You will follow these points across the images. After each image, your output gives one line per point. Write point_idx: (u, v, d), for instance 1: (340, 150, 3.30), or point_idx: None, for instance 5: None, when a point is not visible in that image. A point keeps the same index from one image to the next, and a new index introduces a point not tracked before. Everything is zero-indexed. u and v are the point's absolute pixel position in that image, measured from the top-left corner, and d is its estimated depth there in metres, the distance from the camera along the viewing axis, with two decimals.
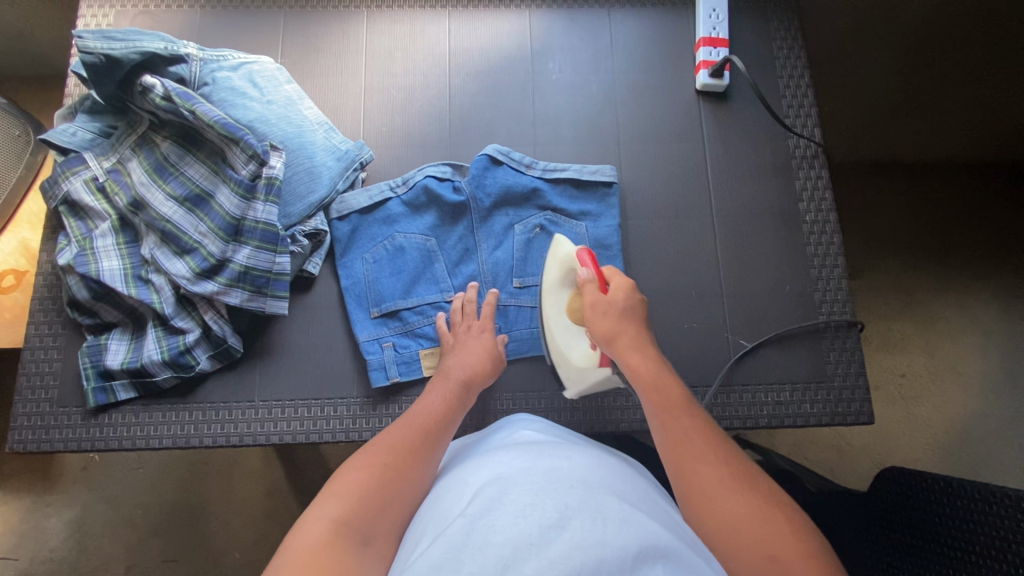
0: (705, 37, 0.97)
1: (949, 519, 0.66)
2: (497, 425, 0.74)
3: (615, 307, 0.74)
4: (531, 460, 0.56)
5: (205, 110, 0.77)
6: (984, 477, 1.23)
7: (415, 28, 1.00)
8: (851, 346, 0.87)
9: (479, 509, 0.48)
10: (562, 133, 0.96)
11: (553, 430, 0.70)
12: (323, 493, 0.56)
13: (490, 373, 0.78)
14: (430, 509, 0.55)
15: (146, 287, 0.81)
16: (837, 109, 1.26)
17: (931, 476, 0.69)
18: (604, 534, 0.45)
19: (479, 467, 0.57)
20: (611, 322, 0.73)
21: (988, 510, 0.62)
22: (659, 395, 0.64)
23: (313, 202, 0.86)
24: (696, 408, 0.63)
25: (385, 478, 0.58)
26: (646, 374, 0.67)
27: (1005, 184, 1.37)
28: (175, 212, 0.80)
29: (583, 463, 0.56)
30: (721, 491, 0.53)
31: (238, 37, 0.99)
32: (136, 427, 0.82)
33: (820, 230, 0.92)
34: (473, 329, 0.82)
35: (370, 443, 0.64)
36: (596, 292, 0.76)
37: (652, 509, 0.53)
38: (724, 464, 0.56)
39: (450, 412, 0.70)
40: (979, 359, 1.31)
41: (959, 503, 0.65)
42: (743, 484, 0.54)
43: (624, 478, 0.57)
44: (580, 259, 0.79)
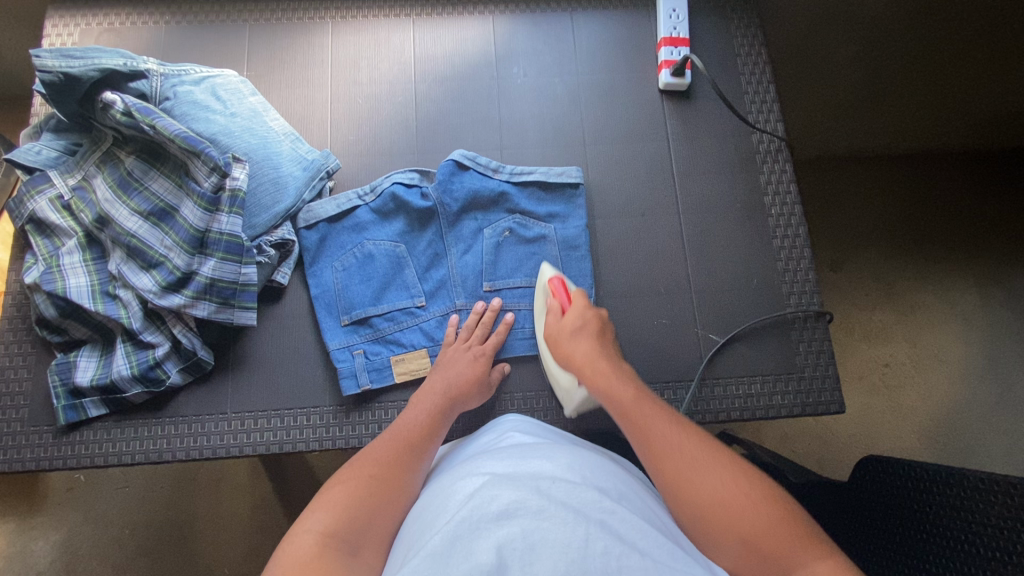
0: (666, 37, 0.98)
1: (938, 506, 0.66)
2: (481, 429, 0.74)
3: (570, 320, 0.75)
4: (511, 463, 0.56)
5: (165, 124, 0.78)
6: (969, 462, 1.24)
7: (380, 37, 1.01)
8: (819, 336, 0.88)
9: (465, 517, 0.47)
10: (529, 136, 0.97)
11: (538, 430, 0.70)
12: (309, 508, 0.56)
13: (475, 394, 0.79)
14: (416, 517, 0.55)
15: (113, 303, 0.81)
16: (808, 104, 1.27)
17: (916, 465, 0.70)
18: (586, 538, 0.45)
19: (460, 474, 0.57)
20: (575, 345, 0.72)
21: (981, 496, 0.62)
22: (618, 400, 0.64)
23: (279, 212, 0.87)
24: (658, 404, 0.64)
25: (370, 491, 0.58)
26: (606, 381, 0.67)
27: (976, 171, 1.39)
28: (140, 227, 0.80)
29: (564, 462, 0.56)
30: (701, 489, 0.54)
31: (203, 52, 0.99)
32: (107, 444, 0.82)
33: (785, 223, 0.93)
34: (472, 349, 0.83)
35: (356, 457, 0.63)
36: (558, 316, 0.77)
37: (634, 505, 0.53)
38: (694, 456, 0.56)
39: (435, 423, 0.71)
40: (960, 346, 1.32)
41: (949, 491, 0.65)
42: (717, 471, 0.55)
43: (608, 476, 0.57)
44: (552, 286, 0.80)
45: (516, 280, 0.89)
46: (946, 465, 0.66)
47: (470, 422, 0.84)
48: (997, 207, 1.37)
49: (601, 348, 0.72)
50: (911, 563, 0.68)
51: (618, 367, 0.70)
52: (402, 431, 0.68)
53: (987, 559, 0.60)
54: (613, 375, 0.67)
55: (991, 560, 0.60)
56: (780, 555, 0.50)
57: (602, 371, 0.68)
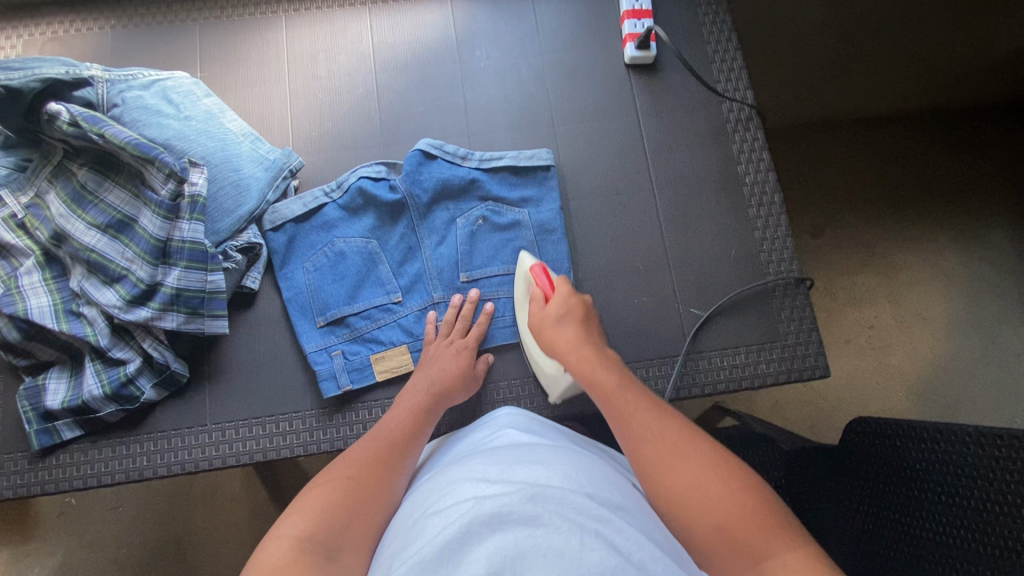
0: (628, 10, 0.96)
1: (929, 463, 0.66)
2: (474, 425, 0.73)
3: (553, 307, 0.71)
4: (507, 466, 0.54)
5: (114, 131, 0.74)
6: (958, 417, 1.26)
7: (336, 28, 0.98)
8: (801, 303, 0.88)
9: (457, 524, 0.46)
10: (496, 121, 0.95)
11: (534, 426, 0.68)
12: (285, 514, 0.54)
13: (460, 389, 0.78)
14: (405, 521, 0.53)
15: (79, 321, 0.78)
16: (779, 72, 1.25)
17: (902, 424, 0.70)
18: (580, 548, 0.44)
19: (454, 474, 0.56)
20: (559, 330, 0.69)
21: (968, 450, 0.63)
22: (601, 388, 0.62)
23: (242, 215, 0.84)
24: (644, 392, 0.62)
25: (349, 493, 0.57)
26: (590, 368, 0.64)
27: (949, 128, 1.39)
28: (98, 240, 0.77)
29: (561, 468, 0.55)
30: (678, 480, 0.53)
31: (153, 55, 0.96)
32: (85, 465, 0.80)
33: (760, 191, 0.92)
34: (455, 344, 0.82)
35: (338, 458, 0.62)
36: (541, 304, 0.74)
37: (632, 517, 0.51)
38: (675, 446, 0.55)
39: (419, 421, 0.70)
40: (943, 304, 1.33)
41: (936, 447, 0.66)
42: (697, 461, 0.54)
43: (605, 484, 0.55)
44: (535, 274, 0.78)
45: (493, 269, 0.88)
46: (932, 421, 0.66)
47: (457, 415, 0.83)
48: (970, 163, 1.38)
49: (587, 335, 0.68)
50: (910, 521, 0.68)
51: (604, 352, 0.67)
52: (386, 432, 0.67)
53: (981, 511, 0.61)
54: (599, 364, 0.64)
55: (986, 512, 0.61)
56: (755, 545, 0.49)
57: (588, 359, 0.65)
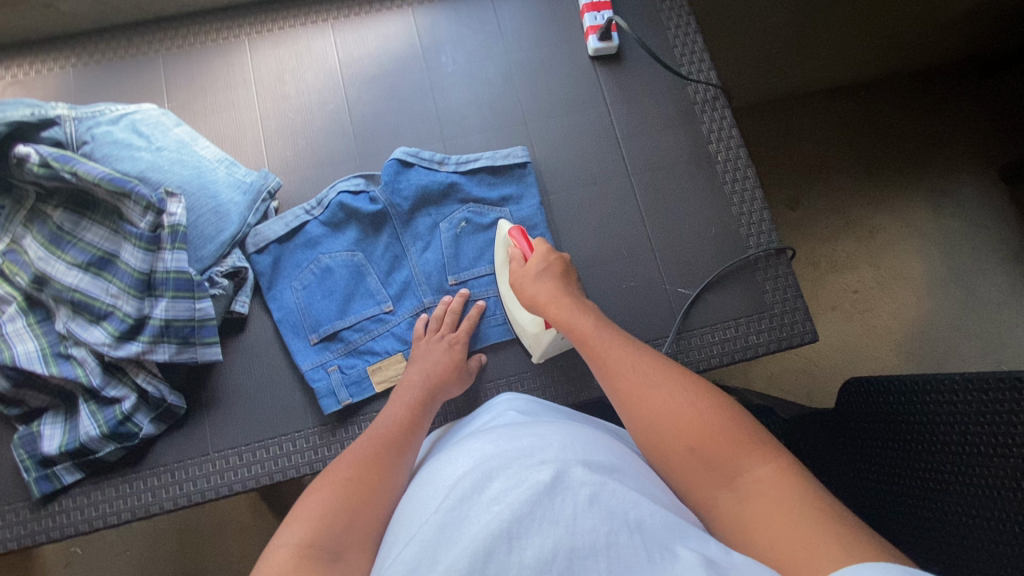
0: (587, 3, 0.98)
1: (924, 415, 0.69)
2: (474, 412, 0.74)
3: (533, 263, 0.76)
4: (501, 440, 0.55)
5: (87, 168, 0.74)
6: (946, 369, 1.29)
7: (301, 47, 0.98)
8: (783, 272, 0.90)
9: (452, 505, 0.47)
10: (469, 123, 0.96)
11: (533, 408, 0.69)
12: (285, 522, 0.54)
13: (455, 383, 0.79)
14: (406, 506, 0.55)
15: (68, 363, 0.77)
16: (739, 53, 1.28)
17: (891, 381, 0.73)
18: (574, 517, 0.46)
19: (452, 454, 0.56)
20: (535, 285, 0.74)
21: (953, 398, 0.66)
22: (578, 332, 0.66)
23: (224, 240, 0.84)
24: (618, 332, 0.65)
25: (351, 493, 0.57)
26: (567, 314, 0.69)
27: (908, 91, 1.43)
28: (81, 280, 0.76)
29: (557, 438, 0.54)
30: (651, 406, 0.56)
31: (118, 90, 0.95)
32: (90, 508, 0.79)
33: (733, 168, 0.94)
34: (446, 338, 0.82)
35: (335, 461, 0.62)
36: (522, 263, 0.78)
37: (629, 478, 0.52)
38: (646, 376, 0.58)
39: (416, 415, 0.70)
40: (921, 260, 1.36)
41: (927, 400, 0.68)
42: (667, 385, 0.57)
43: (603, 450, 0.55)
44: (513, 237, 0.81)
45: (480, 269, 0.89)
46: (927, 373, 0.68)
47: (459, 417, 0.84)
48: (932, 122, 1.42)
49: (563, 288, 0.73)
50: (913, 474, 0.70)
51: (581, 302, 0.71)
52: (382, 429, 0.67)
53: (975, 455, 0.64)
54: (574, 310, 0.69)
55: (977, 455, 0.63)
56: (724, 461, 0.51)
57: (564, 307, 0.70)
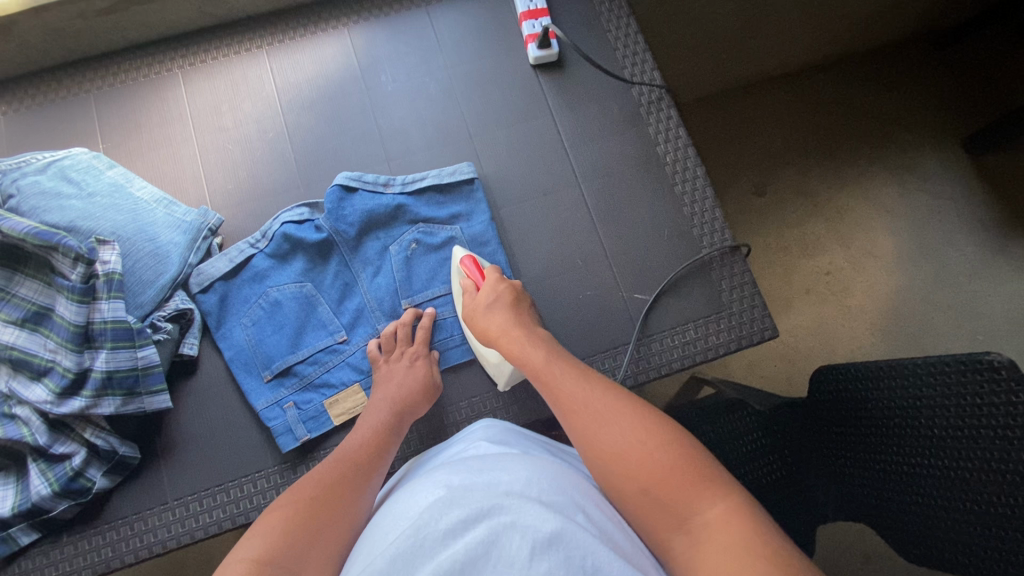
0: (524, 12, 0.96)
1: (893, 401, 0.68)
2: (451, 439, 0.73)
3: (483, 295, 0.76)
4: (472, 473, 0.55)
5: (11, 224, 0.72)
6: (922, 345, 1.30)
7: (237, 76, 0.96)
8: (739, 269, 0.90)
9: (413, 535, 0.47)
10: (414, 142, 0.94)
11: (506, 436, 0.68)
12: (244, 538, 0.53)
13: (423, 401, 0.77)
14: (370, 531, 0.54)
15: (12, 423, 0.75)
16: (690, 47, 1.27)
17: (857, 365, 0.72)
18: (531, 558, 0.44)
19: (421, 484, 0.56)
20: (489, 318, 0.74)
21: (918, 383, 0.65)
22: (531, 367, 0.65)
23: (165, 284, 0.82)
24: (571, 363, 0.64)
25: (313, 511, 0.56)
26: (519, 348, 0.68)
27: (862, 71, 1.43)
28: (17, 337, 0.74)
29: (523, 474, 0.55)
30: (604, 444, 0.55)
31: (51, 135, 0.93)
32: (48, 569, 0.77)
33: (683, 168, 0.94)
34: (406, 355, 0.81)
35: (300, 481, 0.62)
36: (473, 294, 0.79)
37: (590, 517, 0.52)
38: (600, 413, 0.57)
39: (382, 443, 0.70)
40: (890, 238, 1.36)
41: (893, 385, 0.67)
42: (621, 424, 0.56)
43: (565, 486, 0.56)
44: (465, 267, 0.81)
45: (433, 290, 0.88)
46: (894, 359, 0.67)
47: (422, 444, 0.83)
48: (889, 100, 1.42)
49: (516, 319, 0.73)
50: (888, 463, 0.70)
51: (534, 332, 0.71)
52: (352, 455, 0.67)
53: (947, 439, 0.63)
54: (526, 343, 0.68)
55: (949, 439, 0.63)
56: (678, 501, 0.50)
57: (515, 340, 0.69)
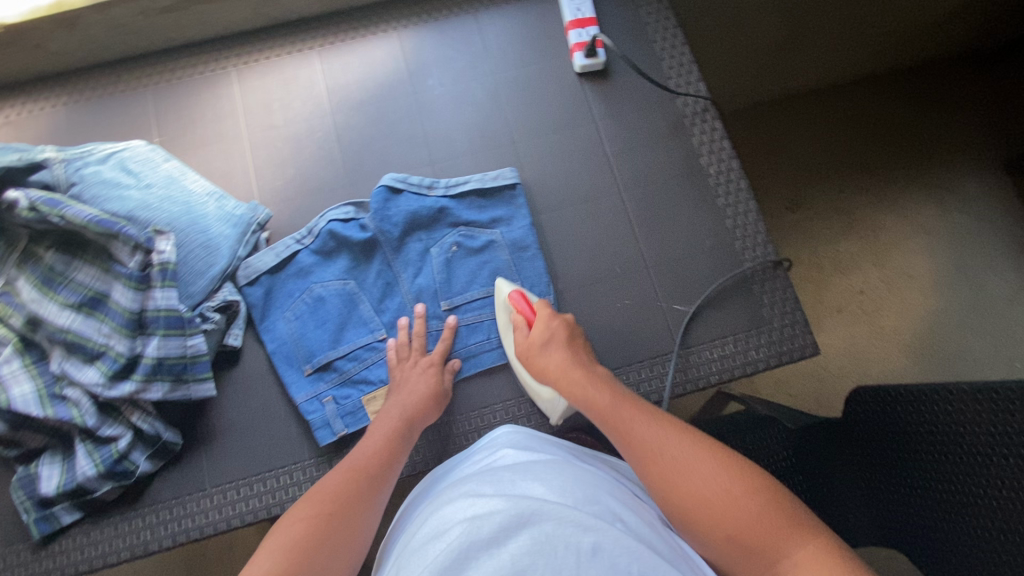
0: (572, 20, 0.97)
1: (936, 427, 0.65)
2: (476, 444, 0.73)
3: (537, 334, 0.76)
4: (504, 484, 0.55)
5: (75, 211, 0.74)
6: (958, 370, 1.26)
7: (289, 75, 0.98)
8: (781, 284, 0.89)
9: (454, 545, 0.46)
10: (458, 146, 0.95)
11: (533, 442, 0.68)
12: (258, 552, 0.55)
13: (431, 408, 0.77)
14: (406, 543, 0.54)
15: (64, 404, 0.77)
16: (731, 60, 1.27)
17: (899, 388, 0.69)
18: (575, 566, 0.44)
19: (453, 494, 0.56)
20: (548, 357, 0.74)
21: (965, 410, 0.62)
22: (598, 408, 0.67)
23: (214, 275, 0.84)
24: (637, 406, 0.66)
25: (326, 528, 0.58)
26: (583, 391, 0.69)
27: (904, 89, 1.41)
28: (73, 320, 0.76)
29: (556, 485, 0.55)
30: (688, 489, 0.56)
31: (108, 126, 0.96)
32: (89, 547, 0.79)
33: (726, 180, 0.93)
34: (420, 363, 0.81)
35: (309, 492, 0.63)
36: (525, 331, 0.78)
37: (628, 526, 0.52)
38: (679, 459, 0.58)
39: (391, 448, 0.70)
40: (928, 258, 1.34)
41: (939, 410, 0.64)
42: (703, 470, 0.57)
43: (598, 494, 0.56)
44: (515, 302, 0.81)
45: (473, 292, 0.88)
46: (942, 385, 0.64)
47: (455, 445, 0.83)
48: (932, 118, 1.40)
49: (572, 355, 0.74)
50: (928, 490, 0.67)
51: (592, 372, 0.72)
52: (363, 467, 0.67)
53: (989, 469, 0.60)
54: (589, 384, 0.70)
55: (990, 468, 0.60)
56: (770, 549, 0.51)
57: (578, 381, 0.70)
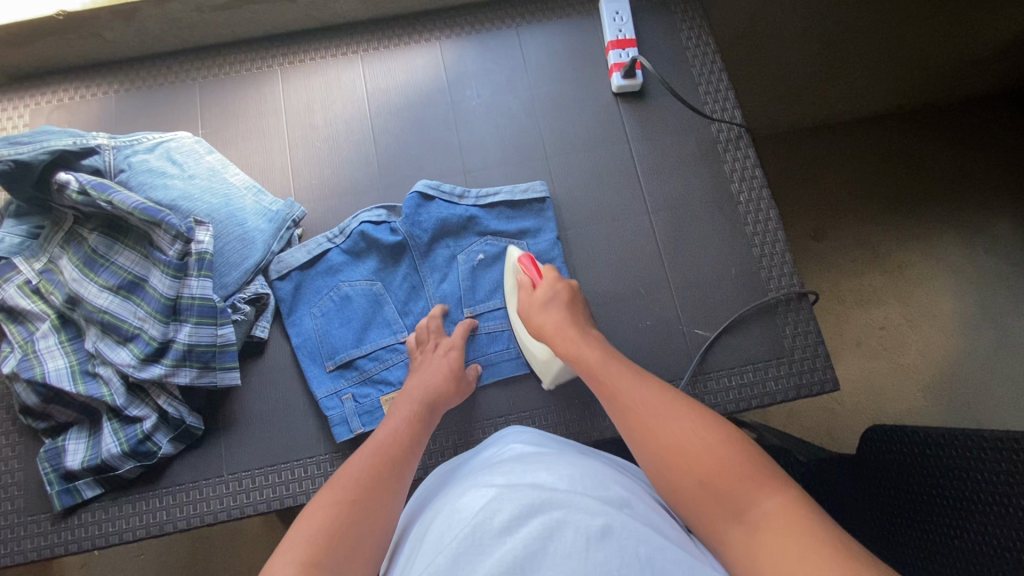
0: (613, 41, 0.98)
1: (942, 469, 0.66)
2: (483, 442, 0.74)
3: (540, 292, 0.79)
4: (512, 474, 0.55)
5: (122, 198, 0.77)
6: (976, 413, 1.24)
7: (331, 77, 1.01)
8: (805, 317, 0.88)
9: (467, 532, 0.46)
10: (491, 157, 0.97)
11: (539, 440, 0.69)
12: (286, 540, 0.53)
13: (453, 390, 0.78)
14: (421, 532, 0.54)
15: (95, 381, 0.80)
16: (766, 86, 1.27)
17: (911, 428, 0.70)
18: (588, 551, 0.44)
19: (462, 487, 0.56)
20: (546, 313, 0.77)
21: (975, 455, 0.62)
22: (588, 365, 0.69)
23: (248, 268, 0.86)
24: (627, 367, 0.67)
25: (355, 515, 0.56)
26: (574, 346, 0.72)
27: (941, 125, 1.40)
28: (110, 302, 0.79)
29: (564, 473, 0.55)
30: (664, 438, 0.56)
31: (154, 116, 0.99)
32: (107, 523, 0.81)
33: (756, 208, 0.93)
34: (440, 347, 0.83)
35: (332, 479, 0.61)
36: (530, 290, 0.81)
37: (635, 512, 0.53)
38: (659, 414, 0.58)
39: (414, 435, 0.70)
40: (953, 298, 1.32)
41: (948, 453, 0.65)
42: (682, 422, 0.57)
43: (605, 483, 0.56)
44: (522, 264, 0.84)
45: (495, 302, 0.89)
46: (955, 428, 0.65)
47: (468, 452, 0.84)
48: (968, 157, 1.38)
49: (571, 317, 0.76)
50: (929, 532, 0.67)
51: (587, 332, 0.74)
52: (388, 447, 0.67)
53: (992, 513, 0.60)
54: (581, 341, 0.72)
55: (993, 513, 0.60)
56: (735, 493, 0.50)
57: (570, 338, 0.73)
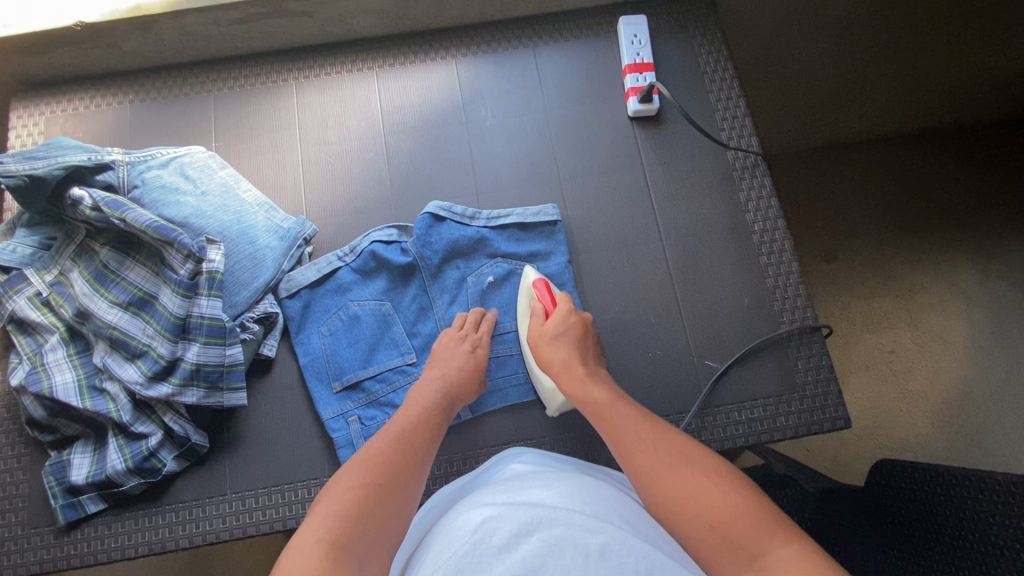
0: (630, 64, 0.98)
1: (947, 509, 0.64)
2: (488, 463, 0.73)
3: (552, 325, 0.78)
4: (511, 493, 0.54)
5: (135, 215, 0.77)
6: (986, 443, 1.22)
7: (346, 93, 1.01)
8: (817, 351, 0.87)
9: (467, 547, 0.45)
10: (504, 178, 0.96)
11: (543, 460, 0.68)
12: (307, 518, 0.52)
13: (473, 386, 0.78)
14: (440, 530, 0.53)
15: (102, 397, 0.79)
16: (782, 106, 1.26)
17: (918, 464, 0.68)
18: (587, 568, 0.44)
19: (462, 504, 0.56)
20: (553, 347, 0.76)
21: (983, 497, 0.60)
22: (594, 406, 0.68)
23: (258, 287, 0.86)
24: (633, 408, 0.66)
25: (377, 496, 0.55)
26: (581, 387, 0.71)
27: (959, 150, 1.38)
28: (120, 318, 0.79)
29: (561, 491, 0.55)
30: (671, 480, 0.54)
31: (168, 127, 0.99)
32: (109, 539, 0.81)
33: (770, 238, 0.92)
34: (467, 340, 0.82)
35: (355, 457, 0.60)
36: (541, 320, 0.81)
37: (636, 530, 0.52)
38: (666, 456, 0.57)
39: (431, 422, 0.69)
40: (966, 326, 1.30)
41: (955, 493, 0.63)
42: (689, 467, 0.55)
43: (604, 501, 0.55)
44: (538, 289, 0.83)
45: (504, 326, 0.89)
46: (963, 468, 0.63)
47: None
48: (985, 183, 1.36)
49: (580, 355, 0.75)
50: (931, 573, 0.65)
51: (593, 372, 0.74)
52: (403, 431, 0.65)
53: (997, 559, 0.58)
54: (587, 380, 0.72)
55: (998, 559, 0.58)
56: (745, 541, 0.48)
57: (577, 376, 0.72)
